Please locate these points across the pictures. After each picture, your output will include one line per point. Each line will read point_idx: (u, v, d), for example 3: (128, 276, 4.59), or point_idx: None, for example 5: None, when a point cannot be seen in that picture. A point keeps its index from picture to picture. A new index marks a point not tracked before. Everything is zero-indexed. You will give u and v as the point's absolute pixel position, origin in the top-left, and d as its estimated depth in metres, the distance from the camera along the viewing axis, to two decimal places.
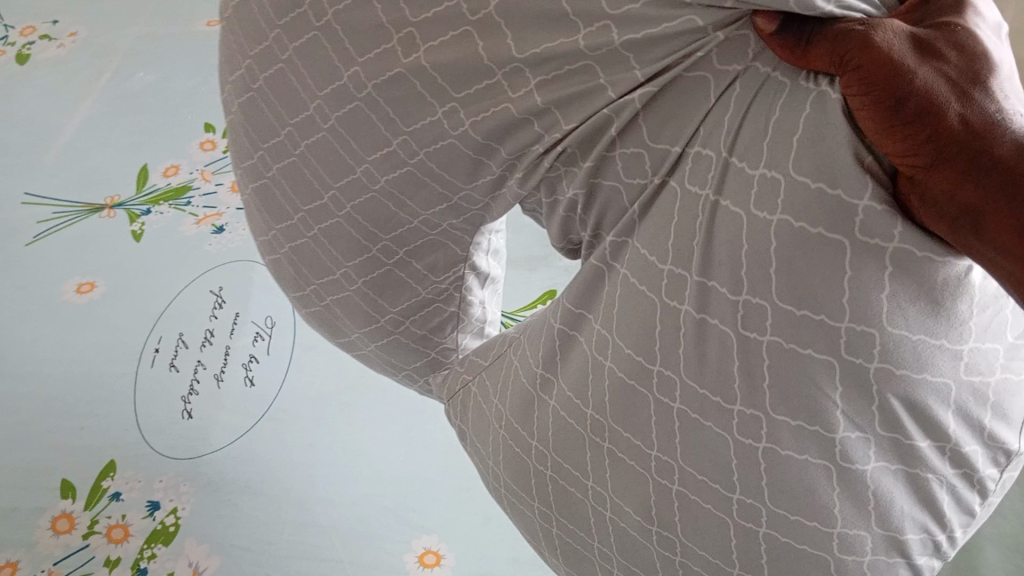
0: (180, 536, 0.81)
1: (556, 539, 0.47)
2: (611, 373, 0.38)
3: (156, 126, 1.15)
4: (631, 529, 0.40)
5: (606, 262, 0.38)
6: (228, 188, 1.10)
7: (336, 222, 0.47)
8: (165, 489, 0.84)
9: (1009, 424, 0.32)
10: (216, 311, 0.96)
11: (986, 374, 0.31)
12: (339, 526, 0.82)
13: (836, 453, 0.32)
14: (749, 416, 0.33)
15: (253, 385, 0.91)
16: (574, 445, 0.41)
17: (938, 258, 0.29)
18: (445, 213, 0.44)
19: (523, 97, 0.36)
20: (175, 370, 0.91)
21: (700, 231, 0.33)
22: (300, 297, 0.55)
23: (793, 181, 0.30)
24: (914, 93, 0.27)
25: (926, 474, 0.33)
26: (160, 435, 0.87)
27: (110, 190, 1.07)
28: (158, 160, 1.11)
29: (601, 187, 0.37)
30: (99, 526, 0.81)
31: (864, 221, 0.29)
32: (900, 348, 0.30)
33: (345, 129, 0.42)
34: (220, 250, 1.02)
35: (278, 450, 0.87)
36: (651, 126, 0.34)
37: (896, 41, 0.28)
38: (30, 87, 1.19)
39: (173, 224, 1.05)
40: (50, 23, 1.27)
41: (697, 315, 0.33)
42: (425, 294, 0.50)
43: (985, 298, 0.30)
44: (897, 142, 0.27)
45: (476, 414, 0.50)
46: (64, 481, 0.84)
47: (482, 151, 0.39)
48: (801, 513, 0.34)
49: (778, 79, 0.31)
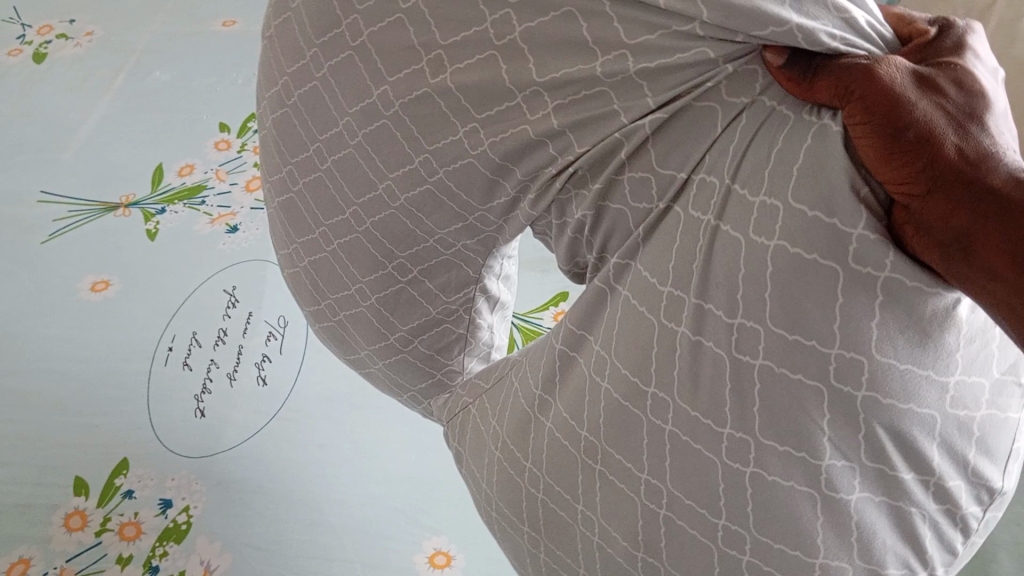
0: (192, 534, 0.81)
1: (542, 565, 0.47)
2: (609, 395, 0.37)
3: (172, 125, 1.16)
4: (618, 555, 0.40)
5: (609, 284, 0.38)
6: (243, 188, 1.10)
7: (356, 237, 0.47)
8: (178, 487, 0.84)
9: (992, 460, 0.34)
10: (230, 310, 0.97)
11: (972, 408, 0.33)
12: (350, 525, 0.82)
13: (821, 481, 0.33)
14: (738, 440, 0.33)
15: (266, 384, 0.91)
16: (568, 467, 0.41)
17: (927, 289, 0.30)
18: (459, 234, 0.44)
19: (540, 119, 0.36)
20: (188, 369, 0.91)
21: (700, 254, 0.33)
22: (314, 311, 0.55)
23: (790, 210, 0.30)
24: (914, 124, 0.28)
25: (910, 509, 0.34)
26: (173, 434, 0.87)
27: (125, 189, 1.08)
28: (174, 159, 1.12)
29: (608, 210, 0.37)
30: (111, 522, 0.81)
31: (858, 248, 0.30)
32: (887, 376, 0.31)
33: (370, 146, 0.42)
34: (233, 250, 1.03)
35: (291, 451, 0.87)
36: (659, 151, 0.34)
37: (898, 76, 0.29)
38: (46, 85, 1.19)
39: (187, 223, 1.05)
40: (67, 22, 1.29)
41: (692, 336, 0.34)
42: (435, 314, 0.51)
43: (972, 330, 0.32)
44: (896, 169, 0.29)
45: (473, 435, 0.50)
46: (77, 478, 0.84)
47: (499, 171, 0.39)
48: (785, 543, 0.34)
49: (783, 113, 0.31)
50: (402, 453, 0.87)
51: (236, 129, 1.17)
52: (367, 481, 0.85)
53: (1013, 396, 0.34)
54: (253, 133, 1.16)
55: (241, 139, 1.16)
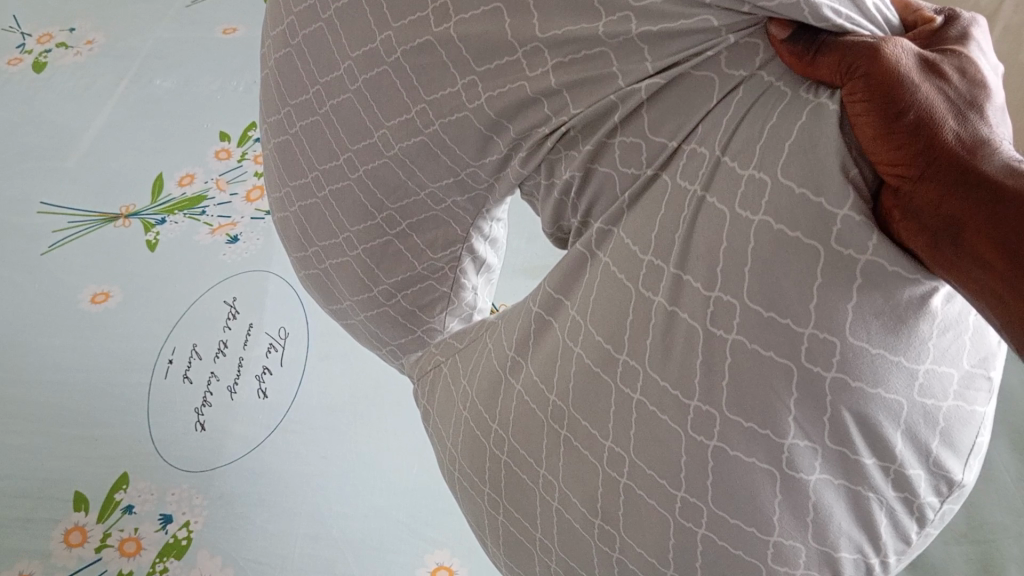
0: (193, 549, 0.80)
1: (501, 529, 0.45)
2: (580, 360, 0.36)
3: (174, 134, 1.15)
4: (575, 521, 0.38)
5: (591, 249, 0.37)
6: (244, 198, 1.10)
7: (348, 184, 0.46)
8: (179, 501, 0.83)
9: (955, 452, 0.31)
10: (230, 322, 0.96)
11: (939, 398, 0.30)
12: (354, 539, 0.81)
13: (782, 459, 0.31)
14: (704, 413, 0.32)
15: (267, 397, 0.90)
16: (535, 430, 0.39)
17: (907, 276, 0.28)
18: (450, 189, 0.43)
19: (538, 77, 0.35)
20: (189, 381, 0.91)
21: (683, 225, 0.32)
22: (300, 257, 0.55)
23: (778, 185, 0.29)
24: (913, 106, 0.27)
25: (868, 494, 0.31)
26: (175, 447, 0.86)
27: (126, 199, 1.07)
28: (174, 168, 1.11)
29: (596, 174, 0.36)
30: (111, 539, 0.81)
31: (841, 230, 0.28)
32: (859, 361, 0.29)
33: (370, 93, 0.41)
34: (235, 260, 1.02)
35: (292, 462, 0.86)
36: (653, 117, 0.33)
37: (904, 57, 0.28)
38: (49, 94, 1.17)
39: (188, 233, 1.05)
40: (67, 29, 1.26)
41: (668, 306, 0.32)
42: (420, 270, 0.50)
43: (947, 320, 0.30)
44: (893, 150, 0.27)
45: (444, 393, 0.48)
46: (77, 493, 0.83)
47: (494, 126, 0.38)
48: (741, 518, 0.32)
49: (780, 89, 0.30)
50: (406, 464, 0.86)
51: (236, 138, 1.16)
52: (370, 490, 0.84)
53: (982, 389, 0.31)
54: (254, 142, 1.16)
55: (242, 147, 1.15)
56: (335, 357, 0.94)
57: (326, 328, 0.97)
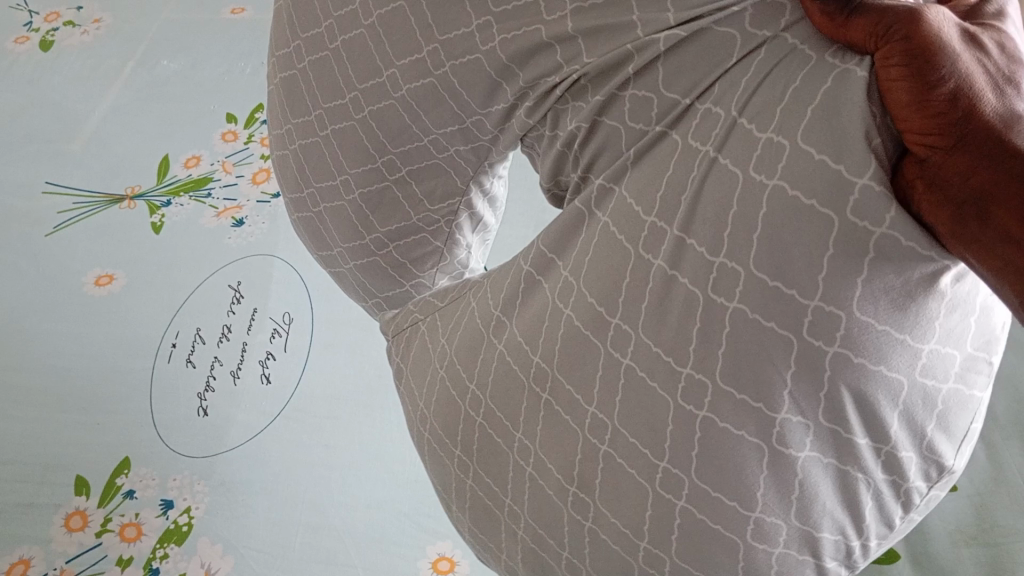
0: (193, 536, 0.80)
1: (467, 493, 0.43)
2: (569, 322, 0.34)
3: (181, 117, 1.15)
4: (549, 488, 0.37)
5: (589, 208, 0.35)
6: (249, 180, 1.10)
7: (350, 125, 0.45)
8: (180, 488, 0.83)
9: (949, 436, 0.30)
10: (234, 306, 0.95)
11: (940, 379, 0.28)
12: (355, 529, 0.81)
13: (773, 434, 0.29)
14: (698, 381, 0.30)
15: (269, 383, 0.89)
16: (513, 392, 0.37)
17: (922, 251, 0.26)
18: (453, 137, 0.41)
19: (555, 21, 0.33)
20: (191, 366, 0.90)
21: (691, 186, 0.30)
22: (294, 199, 0.53)
23: (797, 150, 0.27)
24: (953, 74, 0.25)
25: (857, 474, 0.30)
26: (177, 433, 0.86)
27: (131, 180, 1.06)
28: (180, 151, 1.11)
29: (602, 126, 0.33)
30: (112, 523, 0.80)
31: (859, 201, 0.26)
32: (864, 335, 0.27)
33: (383, 31, 0.39)
34: (240, 244, 1.01)
35: (294, 448, 0.85)
36: (668, 71, 0.31)
37: (945, 23, 0.26)
38: (54, 73, 1.16)
39: (193, 216, 1.04)
40: (74, 8, 1.25)
41: (667, 271, 0.30)
42: (415, 221, 0.49)
43: (957, 300, 0.27)
44: (926, 118, 0.25)
45: (420, 350, 0.46)
46: (79, 477, 0.82)
47: (504, 72, 0.36)
48: (723, 491, 0.31)
49: (804, 52, 0.28)
50: (408, 453, 0.85)
51: (243, 120, 1.16)
52: (371, 483, 0.83)
53: (982, 374, 0.29)
54: (261, 124, 1.16)
55: (248, 130, 1.15)
56: (338, 346, 0.93)
57: (330, 314, 0.96)
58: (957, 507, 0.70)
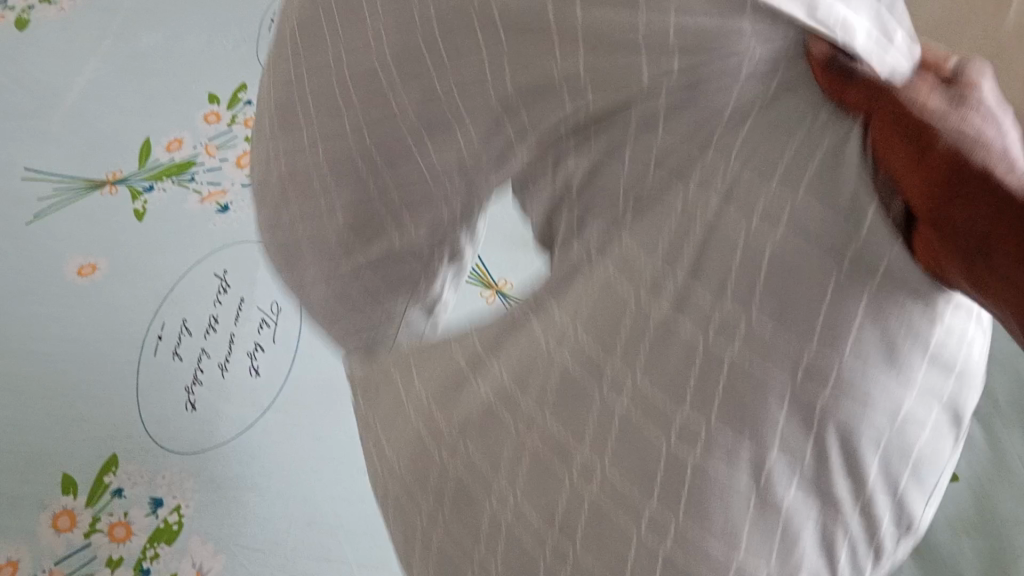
0: (184, 535, 0.79)
1: (432, 545, 0.39)
2: (564, 365, 0.33)
3: (160, 92, 1.09)
4: (524, 535, 0.35)
5: (587, 256, 0.35)
6: (234, 163, 1.07)
7: (343, 145, 0.40)
8: (170, 485, 0.81)
9: (916, 490, 0.33)
10: (221, 295, 0.93)
11: (916, 439, 0.31)
12: (349, 524, 0.81)
13: (761, 480, 0.30)
14: (692, 426, 0.30)
15: (258, 375, 0.89)
16: (499, 437, 0.36)
17: (896, 311, 0.29)
18: (451, 169, 0.39)
19: (566, 58, 0.31)
20: (178, 359, 0.88)
21: (692, 242, 0.30)
22: (269, 221, 0.48)
23: (796, 201, 0.29)
24: (945, 134, 0.26)
25: (839, 521, 0.31)
26: (164, 428, 0.84)
27: (110, 164, 1.02)
28: (162, 132, 1.07)
29: (610, 167, 0.33)
30: (101, 523, 0.78)
31: (857, 252, 0.28)
32: (854, 391, 0.29)
33: (391, 55, 0.36)
34: (223, 229, 0.99)
35: (285, 443, 0.85)
36: (673, 122, 0.31)
37: (926, 93, 0.28)
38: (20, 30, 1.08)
39: (176, 200, 1.02)
40: None
41: (670, 312, 0.31)
42: (397, 251, 0.44)
43: (936, 358, 0.31)
44: (923, 173, 0.26)
45: (391, 403, 0.45)
46: (65, 476, 0.79)
47: (507, 108, 0.34)
48: (709, 534, 0.31)
49: (799, 112, 0.30)
50: None
51: (225, 100, 1.11)
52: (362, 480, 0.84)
53: (948, 442, 0.33)
54: (244, 104, 1.12)
55: (232, 111, 1.11)
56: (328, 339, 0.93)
57: None
58: (959, 499, 0.67)
